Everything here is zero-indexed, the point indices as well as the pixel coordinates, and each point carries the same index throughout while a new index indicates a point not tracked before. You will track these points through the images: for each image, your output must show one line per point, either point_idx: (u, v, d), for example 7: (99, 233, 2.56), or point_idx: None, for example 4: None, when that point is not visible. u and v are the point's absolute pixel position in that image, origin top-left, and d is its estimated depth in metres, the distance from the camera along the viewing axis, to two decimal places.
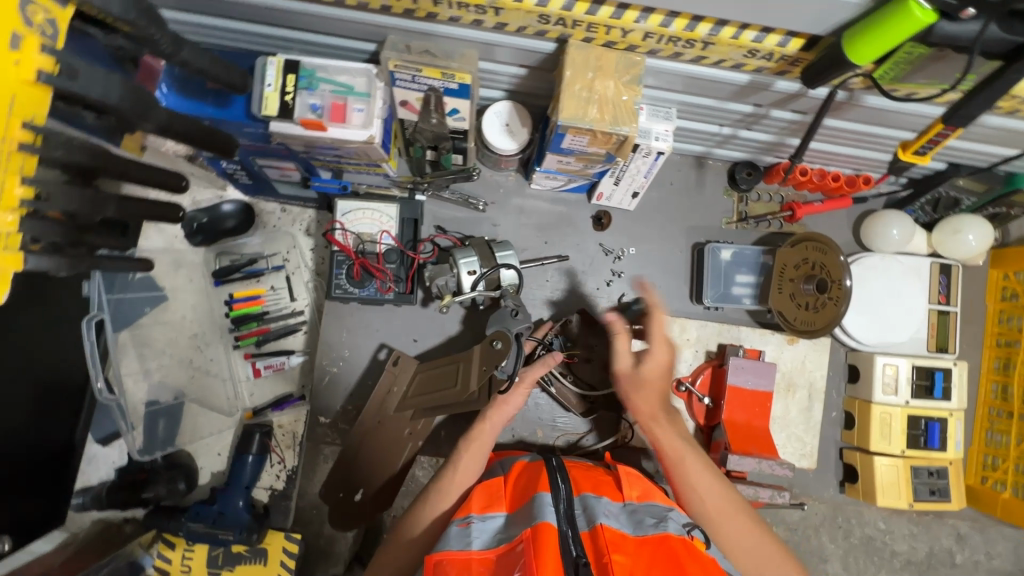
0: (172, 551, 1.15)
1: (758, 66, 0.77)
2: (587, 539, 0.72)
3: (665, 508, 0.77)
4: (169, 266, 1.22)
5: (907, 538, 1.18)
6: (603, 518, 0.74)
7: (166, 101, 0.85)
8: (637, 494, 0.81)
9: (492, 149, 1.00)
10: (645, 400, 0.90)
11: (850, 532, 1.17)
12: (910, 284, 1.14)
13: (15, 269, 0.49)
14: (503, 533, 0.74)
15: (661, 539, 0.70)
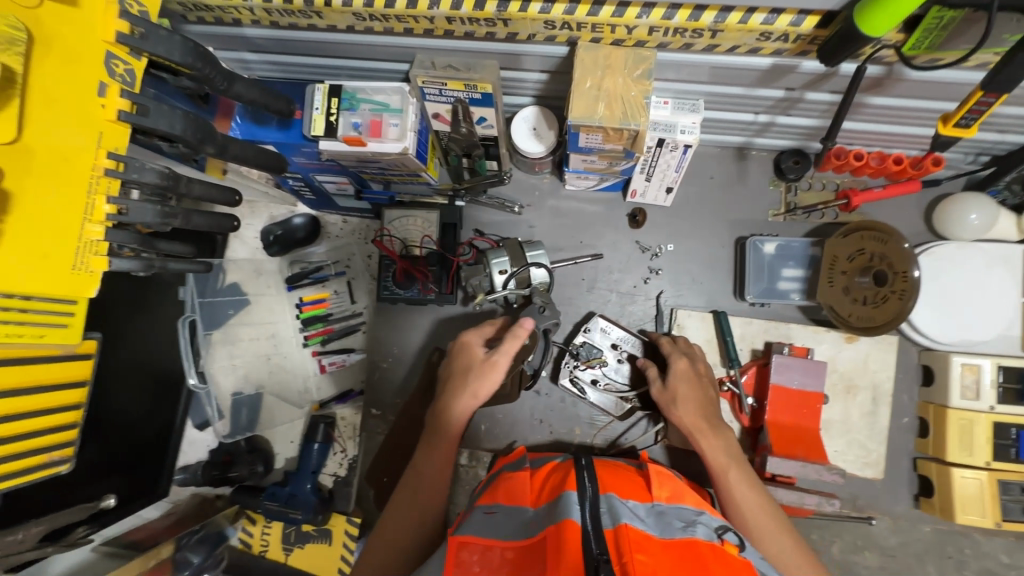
0: (253, 526, 1.35)
1: (777, 49, 0.74)
2: (611, 534, 0.68)
3: (696, 514, 0.76)
4: (250, 273, 1.39)
5: (1001, 564, 1.04)
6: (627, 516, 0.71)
7: (237, 131, 0.99)
8: (665, 495, 0.81)
9: (522, 153, 1.04)
10: (687, 412, 0.91)
11: (929, 552, 1.05)
12: (995, 276, 1.01)
13: (102, 269, 0.61)
14: (527, 525, 0.74)
15: (690, 544, 0.67)
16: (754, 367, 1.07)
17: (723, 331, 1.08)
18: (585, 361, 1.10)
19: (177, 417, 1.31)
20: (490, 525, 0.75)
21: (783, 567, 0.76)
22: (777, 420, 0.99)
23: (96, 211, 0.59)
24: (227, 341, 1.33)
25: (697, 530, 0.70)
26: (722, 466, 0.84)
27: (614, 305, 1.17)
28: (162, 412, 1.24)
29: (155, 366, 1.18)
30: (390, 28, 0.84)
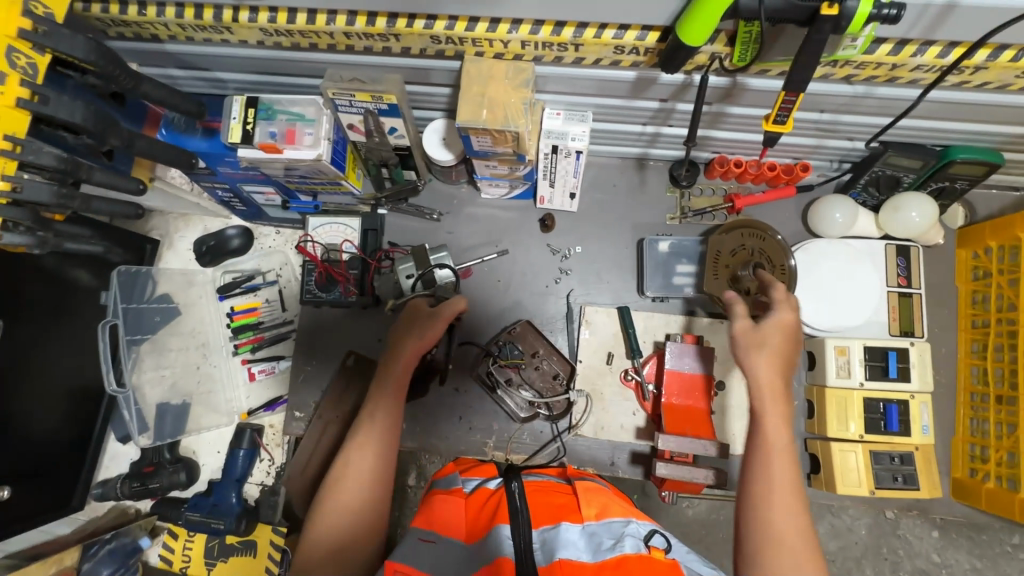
0: (175, 542, 1.33)
1: (633, 61, 0.85)
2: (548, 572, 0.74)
3: (623, 525, 0.82)
4: (181, 283, 1.42)
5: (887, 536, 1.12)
6: (560, 550, 0.77)
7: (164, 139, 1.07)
8: (594, 511, 0.87)
9: (433, 161, 1.12)
10: (766, 372, 0.82)
11: (822, 529, 1.12)
12: (863, 268, 1.13)
13: None
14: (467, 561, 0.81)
15: (618, 562, 0.74)
16: (656, 357, 1.14)
17: (625, 324, 1.16)
18: (504, 361, 1.14)
19: (98, 428, 1.29)
20: (430, 559, 0.82)
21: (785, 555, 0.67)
22: (672, 402, 1.05)
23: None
24: (154, 351, 1.36)
25: (625, 545, 0.77)
26: (771, 444, 0.76)
27: (528, 304, 1.24)
28: (79, 423, 1.24)
29: (73, 375, 1.19)
30: (298, 43, 0.93)
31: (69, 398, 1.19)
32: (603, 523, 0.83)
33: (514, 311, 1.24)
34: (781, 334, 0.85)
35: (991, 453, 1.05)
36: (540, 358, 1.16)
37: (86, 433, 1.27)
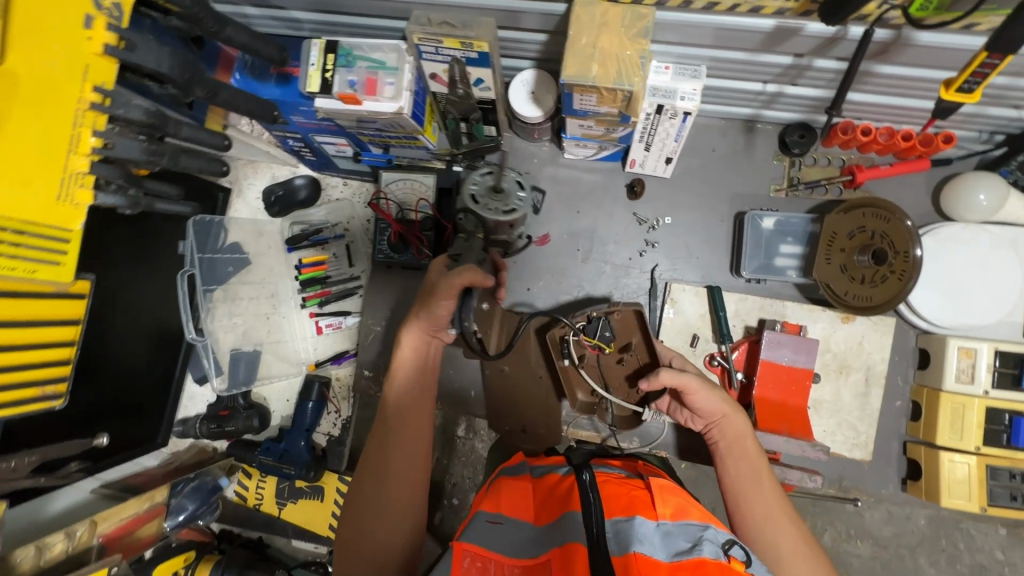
0: (249, 480, 1.40)
1: (778, 8, 0.72)
2: (618, 562, 0.69)
3: (701, 528, 0.74)
4: (251, 233, 1.42)
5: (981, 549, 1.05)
6: (635, 542, 0.71)
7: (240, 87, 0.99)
8: (670, 511, 0.79)
9: (519, 118, 1.03)
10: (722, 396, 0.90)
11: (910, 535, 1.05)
12: (1002, 260, 0.99)
13: (87, 204, 0.62)
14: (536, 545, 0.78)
15: (694, 564, 0.66)
16: (747, 343, 1.06)
17: (716, 306, 1.07)
18: (585, 338, 0.96)
19: (177, 368, 1.34)
20: (497, 537, 0.80)
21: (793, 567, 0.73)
22: (766, 396, 0.98)
23: (82, 143, 0.61)
24: (228, 299, 1.37)
25: (703, 547, 0.69)
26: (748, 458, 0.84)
27: (608, 277, 1.16)
28: (163, 363, 1.28)
29: (158, 318, 1.23)
30: None
31: (155, 341, 1.23)
32: (679, 524, 0.76)
33: (592, 283, 1.17)
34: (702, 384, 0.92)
35: None
36: (631, 353, 0.97)
37: (168, 373, 1.31)
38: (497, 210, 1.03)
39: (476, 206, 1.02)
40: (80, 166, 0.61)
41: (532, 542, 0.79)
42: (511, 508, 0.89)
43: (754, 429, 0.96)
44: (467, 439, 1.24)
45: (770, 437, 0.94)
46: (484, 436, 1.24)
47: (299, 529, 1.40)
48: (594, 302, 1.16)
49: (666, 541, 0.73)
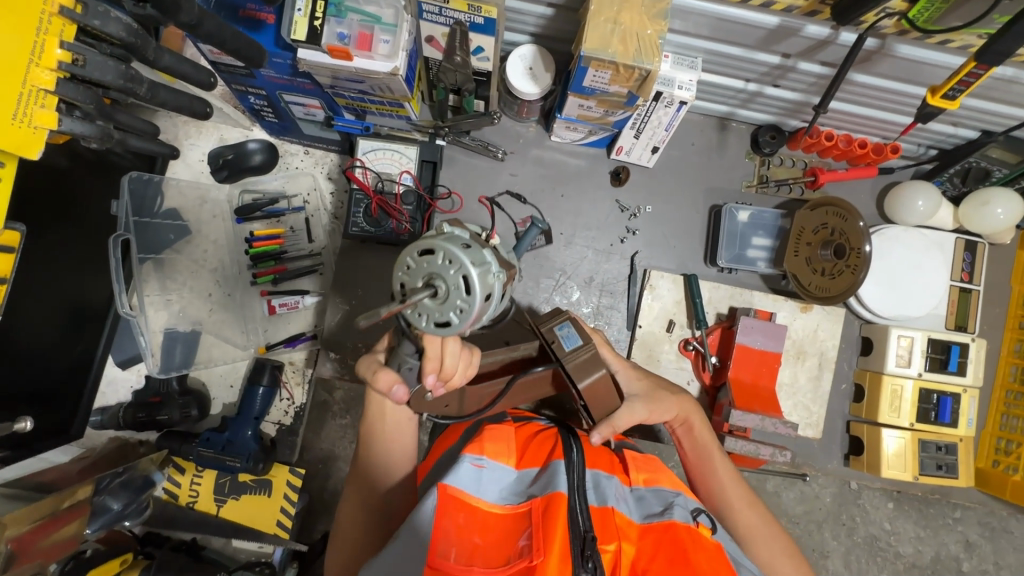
0: (181, 476, 1.24)
1: (789, 4, 0.77)
2: (597, 513, 0.79)
3: (674, 495, 0.86)
4: (194, 200, 1.27)
5: (913, 541, 1.18)
6: (613, 499, 0.82)
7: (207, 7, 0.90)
8: (643, 477, 0.91)
9: (515, 93, 1.01)
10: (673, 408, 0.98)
11: (854, 530, 1.16)
12: (932, 258, 1.12)
13: (50, 127, 0.61)
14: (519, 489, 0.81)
15: (665, 529, 0.78)
16: (719, 329, 1.11)
17: (693, 293, 1.11)
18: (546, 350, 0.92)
19: (101, 348, 1.16)
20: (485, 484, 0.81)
21: (751, 542, 0.86)
22: (739, 378, 1.03)
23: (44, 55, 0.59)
24: (161, 272, 1.24)
25: (674, 512, 0.81)
26: (709, 443, 0.96)
27: (589, 262, 1.17)
28: (79, 343, 1.10)
29: (79, 293, 1.06)
30: None
31: (72, 320, 1.06)
32: (652, 490, 0.88)
33: (572, 267, 1.17)
34: (651, 390, 0.98)
35: (1016, 447, 1.10)
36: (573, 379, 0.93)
37: (91, 352, 1.14)
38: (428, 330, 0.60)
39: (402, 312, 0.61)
40: (41, 81, 0.60)
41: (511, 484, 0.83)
42: (495, 447, 0.88)
43: (732, 408, 1.00)
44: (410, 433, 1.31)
45: (746, 415, 0.98)
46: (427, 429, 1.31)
47: (240, 527, 1.27)
48: (575, 287, 1.17)
49: (639, 504, 0.86)
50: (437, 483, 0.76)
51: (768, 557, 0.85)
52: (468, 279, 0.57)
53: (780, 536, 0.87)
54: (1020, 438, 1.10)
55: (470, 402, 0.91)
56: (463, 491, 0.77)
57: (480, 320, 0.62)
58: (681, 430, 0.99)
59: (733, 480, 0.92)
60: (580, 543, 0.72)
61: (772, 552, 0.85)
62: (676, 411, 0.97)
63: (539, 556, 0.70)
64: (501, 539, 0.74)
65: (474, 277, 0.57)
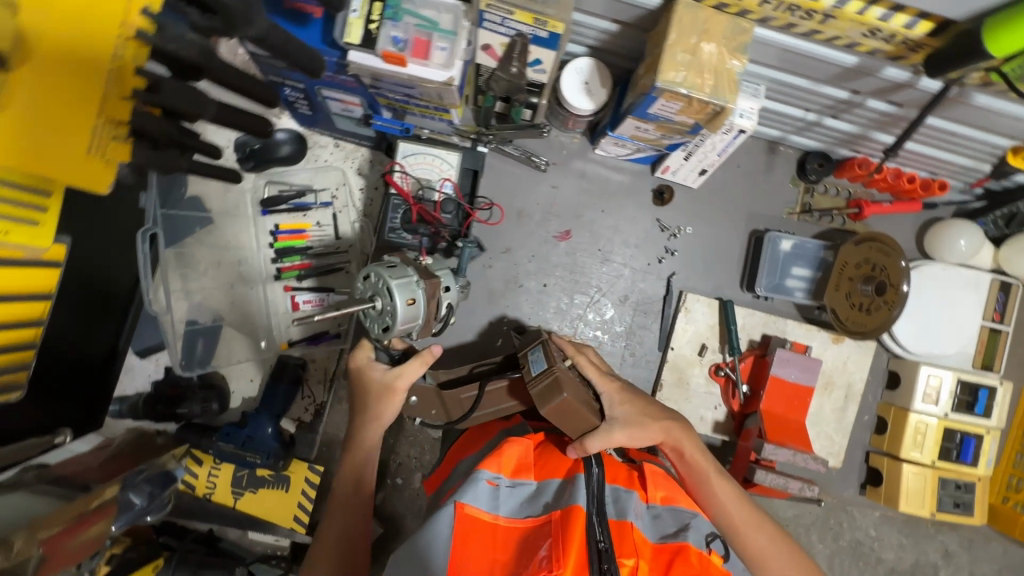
0: (199, 467, 1.23)
1: (873, 48, 0.73)
2: (615, 527, 0.75)
3: (690, 515, 0.81)
4: (218, 189, 1.23)
5: (895, 548, 1.21)
6: (631, 513, 0.77)
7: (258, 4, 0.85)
8: (662, 495, 0.84)
9: (567, 107, 0.97)
10: (657, 432, 0.93)
11: (840, 534, 1.19)
12: (968, 298, 1.12)
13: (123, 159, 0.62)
14: (535, 503, 0.78)
15: (677, 549, 0.73)
16: (752, 357, 1.12)
17: (729, 320, 1.10)
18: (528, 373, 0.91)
19: (121, 339, 1.18)
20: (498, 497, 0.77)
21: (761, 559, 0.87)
22: (771, 409, 1.04)
23: (122, 81, 0.60)
24: (181, 263, 1.20)
25: (688, 536, 0.76)
26: (705, 470, 0.92)
27: (625, 280, 1.16)
28: (101, 335, 1.12)
29: (106, 288, 1.08)
30: None
31: (97, 312, 1.08)
32: (670, 509, 0.82)
33: (607, 285, 1.16)
34: (635, 416, 0.92)
35: None
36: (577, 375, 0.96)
37: (112, 343, 1.16)
38: (380, 335, 0.81)
39: (365, 327, 0.83)
40: (117, 110, 0.60)
41: (528, 498, 0.79)
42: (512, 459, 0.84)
43: (763, 441, 1.01)
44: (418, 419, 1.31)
45: (778, 449, 0.99)
46: None
47: (256, 520, 1.27)
48: (609, 304, 1.15)
49: (656, 524, 0.80)
50: (452, 502, 0.74)
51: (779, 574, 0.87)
52: (390, 287, 0.78)
53: (788, 553, 0.88)
54: None
55: (455, 408, 0.94)
56: (480, 509, 0.74)
57: (415, 321, 0.81)
58: (672, 454, 0.95)
59: (735, 503, 0.90)
60: (596, 559, 0.68)
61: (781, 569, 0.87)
62: (660, 436, 0.93)
63: (556, 567, 0.65)
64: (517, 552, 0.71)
65: (391, 286, 0.78)
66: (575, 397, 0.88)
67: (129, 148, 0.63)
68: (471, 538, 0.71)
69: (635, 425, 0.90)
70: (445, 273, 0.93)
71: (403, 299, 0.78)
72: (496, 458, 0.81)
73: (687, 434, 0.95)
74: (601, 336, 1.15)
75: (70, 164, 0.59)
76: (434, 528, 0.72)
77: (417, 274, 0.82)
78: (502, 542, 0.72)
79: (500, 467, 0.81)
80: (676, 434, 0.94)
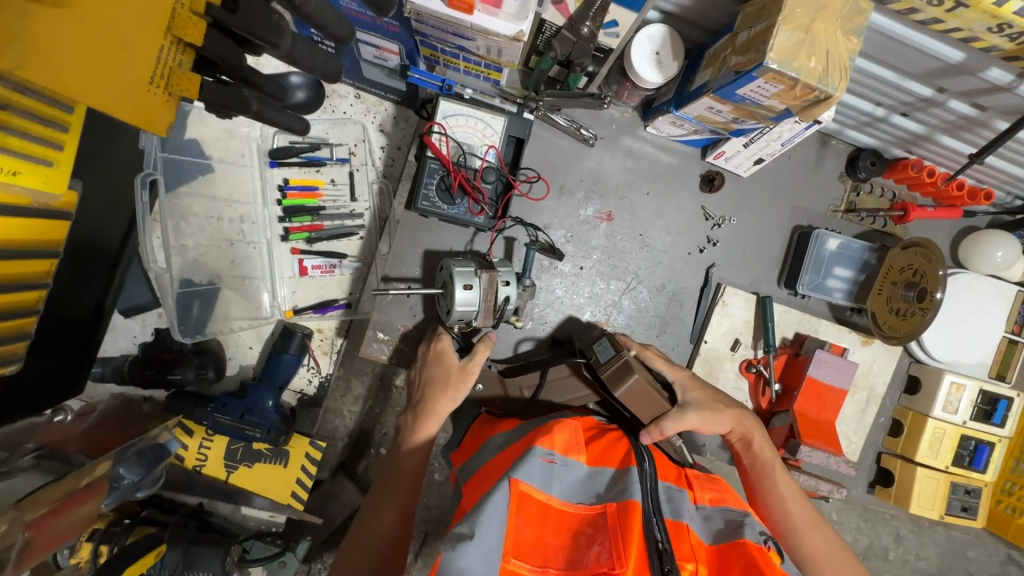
0: (190, 437, 1.14)
1: (991, 45, 0.68)
2: (672, 527, 0.75)
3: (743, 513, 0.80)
4: (221, 132, 1.10)
5: (853, 531, 1.32)
6: (686, 515, 0.77)
7: None
8: (709, 498, 0.85)
9: (634, 78, 0.89)
10: (728, 422, 0.94)
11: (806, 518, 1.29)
12: (995, 310, 1.12)
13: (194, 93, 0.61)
14: (588, 491, 0.76)
15: (736, 545, 0.72)
16: (785, 355, 1.10)
17: (767, 316, 1.07)
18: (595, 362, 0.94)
19: (108, 296, 1.06)
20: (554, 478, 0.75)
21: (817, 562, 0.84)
22: (805, 411, 1.03)
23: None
24: (174, 214, 1.05)
25: (744, 531, 0.75)
26: (769, 460, 0.92)
27: (664, 268, 1.10)
28: (90, 290, 1.00)
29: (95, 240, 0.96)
30: None
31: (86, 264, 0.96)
32: (719, 509, 0.82)
33: (645, 272, 1.10)
34: (709, 400, 0.95)
35: (1019, 490, 1.18)
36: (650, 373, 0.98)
37: (97, 301, 1.03)
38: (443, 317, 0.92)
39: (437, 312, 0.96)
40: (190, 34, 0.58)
41: (581, 483, 0.77)
42: (562, 441, 0.82)
43: (799, 443, 1.01)
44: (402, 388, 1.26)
45: (813, 450, 1.01)
46: None
47: (248, 495, 1.18)
48: (645, 292, 1.10)
49: (706, 524, 0.80)
50: (508, 477, 0.70)
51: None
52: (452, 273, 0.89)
53: (842, 559, 0.85)
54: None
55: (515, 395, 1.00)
56: (534, 487, 0.71)
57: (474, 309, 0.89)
58: (740, 443, 0.95)
59: (794, 499, 0.89)
60: (657, 557, 0.68)
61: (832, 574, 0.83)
62: (733, 425, 0.94)
63: (619, 562, 0.64)
64: (573, 537, 0.70)
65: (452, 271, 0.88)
66: (645, 380, 0.91)
67: (197, 83, 0.61)
68: (527, 519, 0.70)
69: (708, 413, 0.92)
70: (507, 269, 0.93)
71: (460, 285, 0.87)
72: (546, 438, 0.79)
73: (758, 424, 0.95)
74: (633, 325, 1.10)
75: (139, 97, 0.58)
76: (487, 503, 0.69)
77: (476, 266, 0.89)
78: (555, 526, 0.71)
79: (552, 445, 0.79)
80: (747, 424, 0.95)
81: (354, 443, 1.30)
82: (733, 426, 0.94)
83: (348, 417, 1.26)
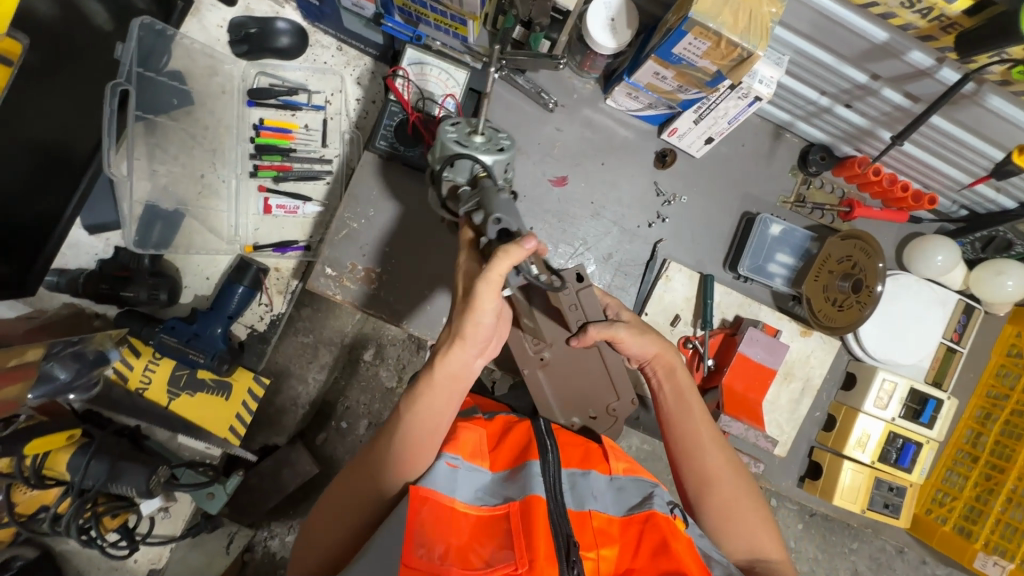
0: (136, 359, 1.16)
1: (907, 23, 0.73)
2: (575, 516, 0.74)
3: (652, 485, 0.80)
4: (204, 67, 1.16)
5: None
6: (590, 499, 0.76)
7: None
8: (623, 466, 0.83)
9: (590, 42, 0.94)
10: (649, 341, 0.91)
11: None
12: (933, 313, 1.14)
13: None
14: (497, 491, 0.75)
15: (645, 519, 0.73)
16: (722, 333, 1.12)
17: (706, 293, 1.10)
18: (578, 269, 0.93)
19: (70, 206, 1.10)
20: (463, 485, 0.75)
21: (718, 480, 0.82)
22: (731, 385, 1.06)
23: None
24: (150, 137, 1.10)
25: (653, 501, 0.75)
26: (685, 387, 0.89)
27: (612, 238, 1.13)
28: (45, 197, 1.03)
29: (56, 135, 0.99)
30: None
31: (40, 166, 0.98)
32: (632, 478, 0.81)
33: (594, 242, 1.12)
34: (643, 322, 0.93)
35: (951, 501, 1.19)
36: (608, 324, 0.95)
37: (59, 208, 1.08)
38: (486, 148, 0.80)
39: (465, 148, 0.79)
40: None
41: (485, 486, 0.76)
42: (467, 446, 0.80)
43: (720, 412, 1.06)
44: (372, 363, 1.40)
45: (733, 422, 1.04)
46: (389, 365, 1.41)
47: (187, 423, 1.20)
48: (592, 260, 1.12)
49: (618, 496, 0.79)
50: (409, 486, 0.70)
51: (731, 500, 0.81)
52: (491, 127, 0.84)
53: (742, 483, 0.83)
54: (956, 493, 1.19)
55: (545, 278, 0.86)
56: (437, 492, 0.71)
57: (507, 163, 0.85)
58: (660, 372, 0.91)
59: (706, 426, 0.86)
60: (565, 545, 0.67)
61: (732, 501, 0.81)
62: (654, 348, 0.90)
63: (523, 559, 0.66)
64: (480, 536, 0.70)
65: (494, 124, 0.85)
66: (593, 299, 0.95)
67: None
68: (434, 526, 0.68)
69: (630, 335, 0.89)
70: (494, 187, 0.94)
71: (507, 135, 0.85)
72: (454, 443, 0.80)
73: (673, 355, 0.91)
74: None
75: None
76: (395, 517, 0.70)
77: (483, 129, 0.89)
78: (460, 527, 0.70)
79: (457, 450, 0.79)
80: (668, 355, 0.91)
81: (317, 414, 1.39)
82: (654, 349, 0.91)
83: (312, 384, 1.36)
